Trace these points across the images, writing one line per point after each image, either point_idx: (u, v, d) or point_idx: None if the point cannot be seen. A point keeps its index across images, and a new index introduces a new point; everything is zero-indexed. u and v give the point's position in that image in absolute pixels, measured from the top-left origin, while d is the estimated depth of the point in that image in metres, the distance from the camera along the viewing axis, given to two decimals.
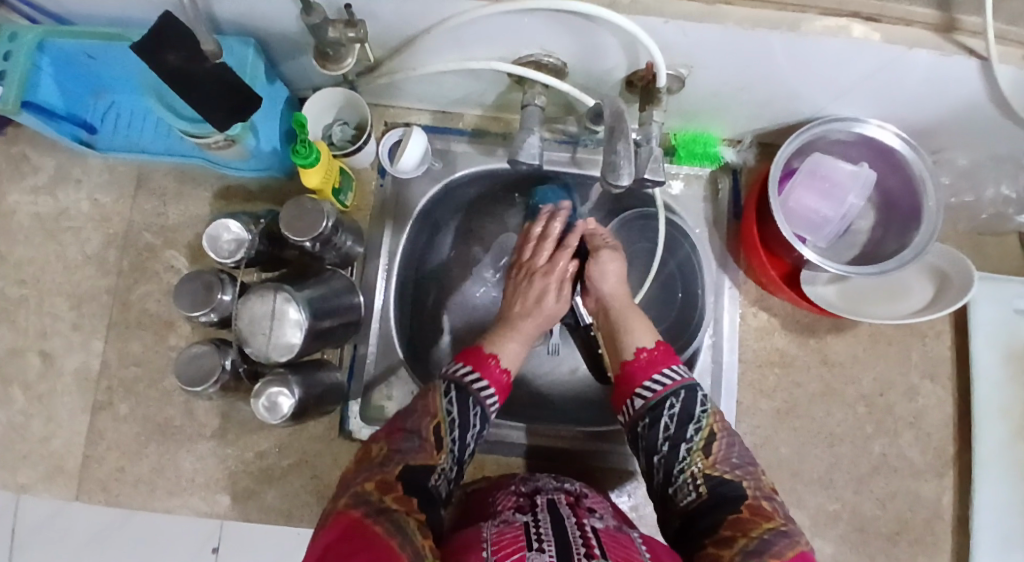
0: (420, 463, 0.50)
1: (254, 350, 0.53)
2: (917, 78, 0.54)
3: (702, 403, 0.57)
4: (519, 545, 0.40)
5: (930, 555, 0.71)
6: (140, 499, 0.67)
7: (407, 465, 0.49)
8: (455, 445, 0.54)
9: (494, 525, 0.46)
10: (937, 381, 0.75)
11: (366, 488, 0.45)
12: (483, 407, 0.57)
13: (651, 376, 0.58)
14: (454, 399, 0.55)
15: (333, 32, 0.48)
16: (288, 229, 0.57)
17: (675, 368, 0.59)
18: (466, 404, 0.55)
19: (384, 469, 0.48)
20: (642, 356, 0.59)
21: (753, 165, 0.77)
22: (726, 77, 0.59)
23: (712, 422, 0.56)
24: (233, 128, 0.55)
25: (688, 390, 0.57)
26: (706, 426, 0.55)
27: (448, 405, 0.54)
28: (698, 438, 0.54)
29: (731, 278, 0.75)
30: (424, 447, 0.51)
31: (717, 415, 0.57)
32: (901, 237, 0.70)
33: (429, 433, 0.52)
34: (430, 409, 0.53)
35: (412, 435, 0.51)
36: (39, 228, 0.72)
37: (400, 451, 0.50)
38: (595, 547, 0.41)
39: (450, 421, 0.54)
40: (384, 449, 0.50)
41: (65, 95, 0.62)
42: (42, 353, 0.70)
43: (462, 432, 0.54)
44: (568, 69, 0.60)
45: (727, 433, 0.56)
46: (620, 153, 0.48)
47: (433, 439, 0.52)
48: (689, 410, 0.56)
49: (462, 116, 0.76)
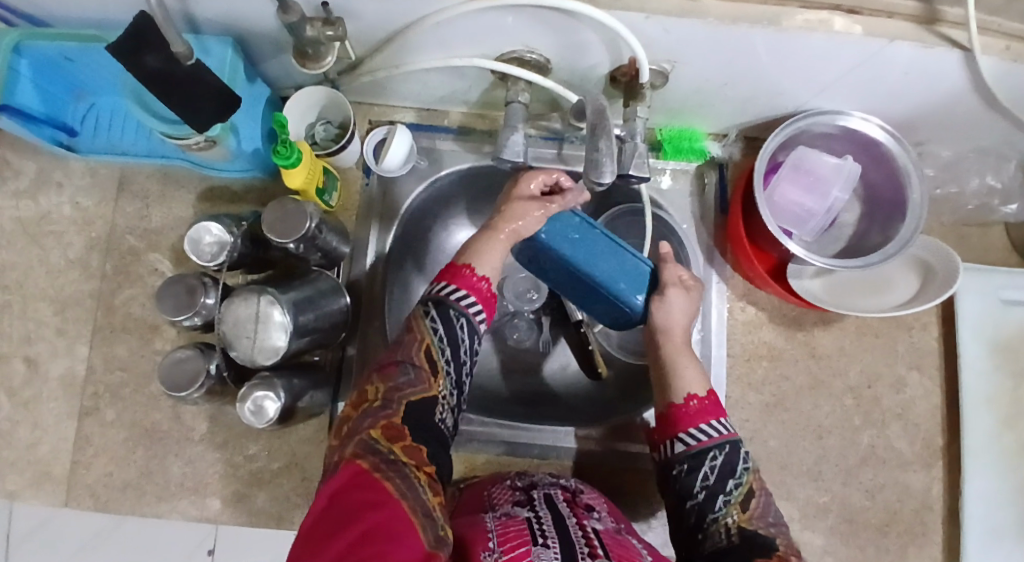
0: (420, 396, 0.49)
1: (239, 353, 0.53)
2: (899, 71, 0.54)
3: (744, 460, 0.54)
4: (524, 540, 0.40)
5: (918, 544, 0.72)
6: (129, 505, 0.66)
7: (408, 401, 0.47)
8: (450, 368, 0.53)
9: (496, 517, 0.46)
10: (924, 372, 0.75)
11: (372, 434, 0.42)
12: (468, 319, 0.55)
13: (694, 426, 0.56)
14: (437, 318, 0.53)
15: (311, 31, 0.48)
16: (271, 231, 0.56)
17: (721, 422, 0.57)
18: (450, 319, 0.54)
19: (387, 411, 0.46)
20: (691, 403, 0.57)
21: (738, 159, 0.77)
22: (710, 72, 0.58)
23: (751, 479, 0.54)
24: (213, 130, 0.54)
25: (732, 445, 0.55)
26: (746, 482, 0.53)
27: (432, 325, 0.53)
28: (736, 493, 0.52)
29: (719, 272, 0.75)
30: (420, 377, 0.50)
31: (757, 474, 0.55)
32: (886, 230, 0.70)
33: (422, 360, 0.51)
34: (416, 335, 0.53)
35: (407, 367, 0.50)
36: (21, 232, 0.71)
37: (398, 387, 0.48)
38: (598, 548, 0.41)
39: (440, 344, 0.52)
40: (382, 390, 0.48)
41: (43, 98, 0.62)
42: (27, 359, 0.69)
43: (454, 352, 0.53)
44: (551, 65, 0.60)
45: (763, 492, 0.54)
46: (603, 149, 0.48)
47: (428, 366, 0.51)
48: (731, 463, 0.54)
49: (447, 114, 0.76)
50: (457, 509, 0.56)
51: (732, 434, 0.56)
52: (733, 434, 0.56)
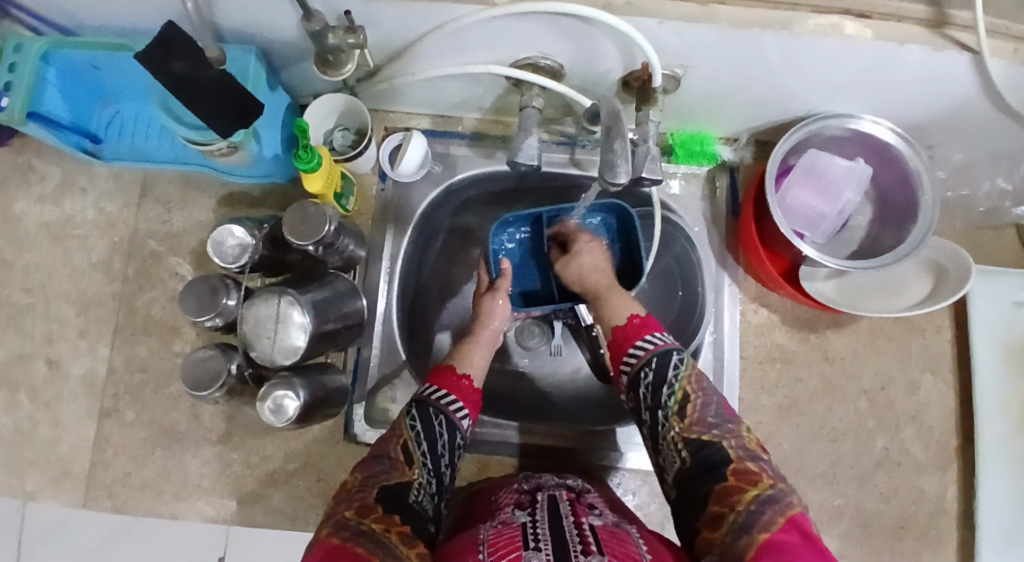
0: (395, 480, 0.47)
1: (259, 353, 0.54)
2: (908, 75, 0.55)
3: (677, 364, 0.54)
4: (515, 546, 0.41)
5: (935, 548, 0.71)
6: (148, 504, 0.67)
7: (383, 485, 0.46)
8: (427, 459, 0.52)
9: (491, 526, 0.46)
10: (938, 375, 0.75)
11: (346, 514, 0.42)
12: (447, 414, 0.56)
13: (637, 341, 0.57)
14: (416, 416, 0.54)
15: (333, 39, 0.49)
16: (292, 234, 0.57)
17: (656, 336, 0.57)
18: (429, 416, 0.54)
19: (361, 493, 0.45)
20: (632, 322, 0.59)
21: (750, 163, 0.77)
22: (722, 76, 0.59)
23: (686, 383, 0.52)
24: (236, 135, 0.56)
25: (663, 355, 0.54)
26: (680, 388, 0.52)
27: (411, 422, 0.53)
28: (673, 403, 0.51)
29: (731, 275, 0.76)
30: (395, 466, 0.49)
31: (693, 373, 0.53)
32: (899, 231, 0.70)
33: (397, 452, 0.51)
34: (395, 433, 0.53)
35: (382, 458, 0.49)
36: (45, 236, 0.73)
37: (372, 474, 0.47)
38: (591, 544, 0.41)
39: (416, 437, 0.52)
40: (357, 478, 0.47)
41: (70, 105, 0.64)
42: (49, 360, 0.70)
43: (432, 446, 0.53)
44: (565, 71, 0.61)
45: (704, 393, 0.52)
46: (618, 151, 0.49)
47: (403, 457, 0.50)
48: (662, 374, 0.53)
49: (461, 120, 0.77)
50: (468, 516, 0.57)
51: (670, 343, 0.56)
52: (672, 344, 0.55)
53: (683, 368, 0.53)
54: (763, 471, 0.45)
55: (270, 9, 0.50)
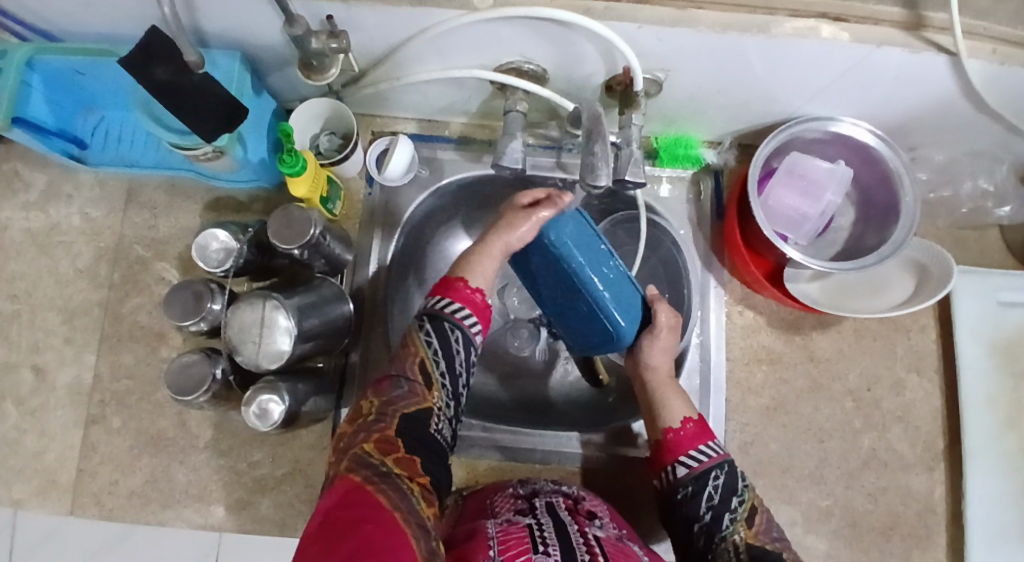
0: (416, 407, 0.50)
1: (244, 357, 0.54)
2: (888, 77, 0.56)
3: (743, 481, 0.59)
4: (524, 547, 0.41)
5: (923, 548, 0.71)
6: (134, 513, 0.67)
7: (404, 414, 0.48)
8: (445, 381, 0.54)
9: (497, 524, 0.47)
10: (923, 375, 0.76)
11: (366, 449, 0.43)
12: (463, 331, 0.57)
13: (692, 449, 0.60)
14: (431, 331, 0.55)
15: (316, 43, 0.49)
16: (276, 238, 0.58)
17: (712, 444, 0.61)
18: (445, 332, 0.55)
19: (381, 425, 0.47)
20: (687, 427, 0.62)
21: (733, 165, 0.78)
22: (703, 81, 0.60)
23: (753, 498, 0.58)
24: (220, 139, 0.56)
25: (729, 466, 0.59)
26: (748, 501, 0.57)
27: (427, 338, 0.54)
28: (741, 510, 0.56)
29: (717, 277, 0.76)
30: (414, 391, 0.51)
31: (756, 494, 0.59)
32: (881, 232, 0.71)
33: (415, 373, 0.53)
34: (411, 349, 0.54)
35: (400, 382, 0.52)
36: (31, 243, 0.73)
37: (392, 401, 0.50)
38: (599, 555, 0.42)
39: (434, 357, 0.54)
40: (375, 405, 0.50)
41: (55, 111, 0.64)
42: (34, 368, 0.70)
43: (449, 365, 0.54)
44: (549, 75, 0.61)
45: (764, 512, 0.58)
46: (598, 154, 0.50)
47: (421, 379, 0.52)
48: (732, 483, 0.58)
49: (448, 125, 0.77)
50: (461, 518, 0.57)
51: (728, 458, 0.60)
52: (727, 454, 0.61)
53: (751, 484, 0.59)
54: None
55: (253, 16, 0.51)
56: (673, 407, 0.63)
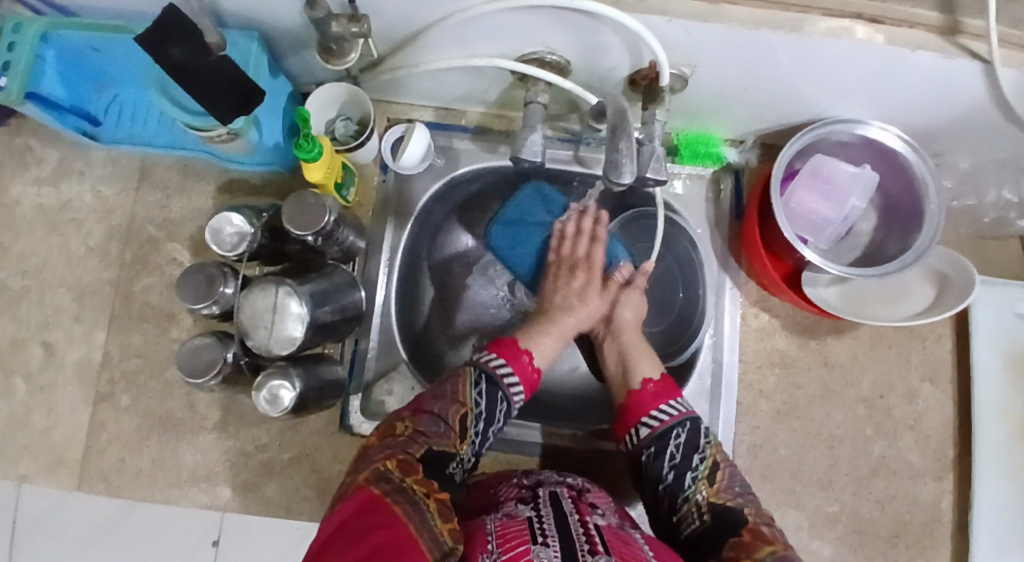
0: (443, 448, 0.49)
1: (256, 342, 0.54)
2: (919, 82, 0.54)
3: (704, 434, 0.58)
4: (523, 539, 0.41)
5: (927, 557, 0.71)
6: (141, 491, 0.67)
7: (430, 448, 0.48)
8: (476, 438, 0.54)
9: (497, 518, 0.47)
10: (937, 384, 0.75)
11: (386, 465, 0.43)
12: (508, 400, 0.57)
13: (656, 408, 0.59)
14: (483, 393, 0.55)
15: (337, 27, 0.48)
16: (291, 223, 0.57)
17: (677, 402, 0.60)
18: (495, 396, 0.56)
19: (409, 449, 0.46)
20: (648, 388, 0.61)
21: (755, 165, 0.77)
22: (729, 78, 0.59)
23: (715, 452, 0.57)
24: (236, 122, 0.55)
25: (692, 421, 0.59)
26: (710, 456, 0.56)
27: (477, 397, 0.54)
28: (703, 467, 0.56)
29: (732, 278, 0.75)
30: (448, 433, 0.50)
31: (719, 447, 0.58)
32: (903, 239, 0.70)
33: (454, 421, 0.52)
34: (458, 396, 0.53)
35: (438, 420, 0.51)
36: (43, 220, 0.72)
37: (425, 433, 0.49)
38: (598, 544, 0.42)
39: (476, 413, 0.54)
40: (409, 429, 0.49)
41: (68, 87, 0.63)
42: (44, 344, 0.70)
43: (486, 425, 0.55)
44: (571, 67, 0.60)
45: (728, 463, 0.58)
46: (623, 151, 0.49)
47: (458, 428, 0.52)
48: (694, 440, 0.57)
49: (465, 113, 0.76)
50: (465, 506, 0.58)
51: (690, 411, 0.60)
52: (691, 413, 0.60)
53: (713, 437, 0.58)
54: (775, 537, 0.50)
55: None
56: (644, 367, 0.63)
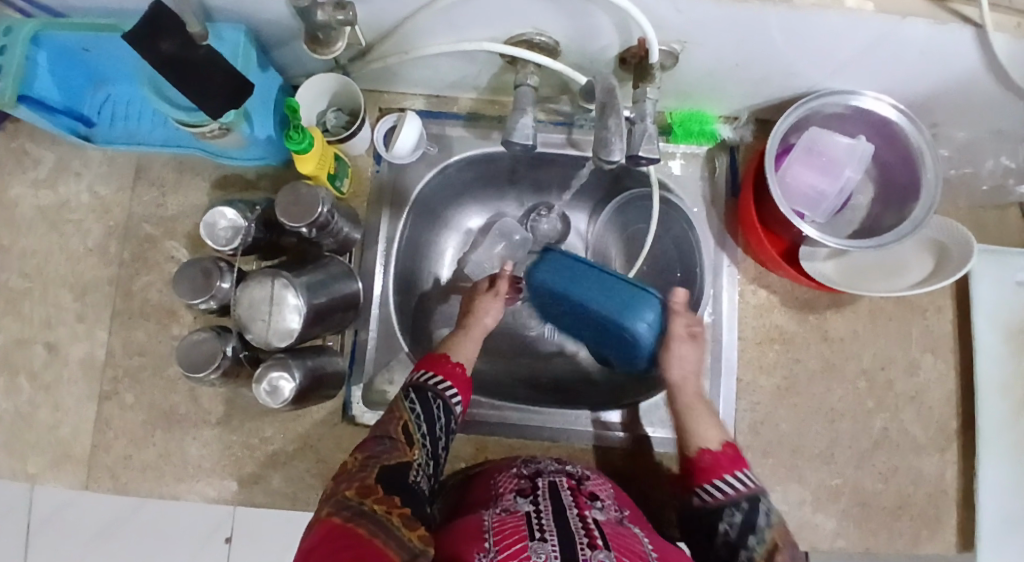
0: (396, 460, 0.49)
1: (254, 335, 0.54)
2: (913, 51, 0.54)
3: (766, 515, 0.53)
4: (521, 535, 0.42)
5: (932, 529, 0.71)
6: (149, 486, 0.68)
7: (384, 465, 0.48)
8: (426, 441, 0.53)
9: (496, 513, 0.47)
10: (938, 356, 0.75)
11: (346, 494, 0.43)
12: (445, 401, 0.58)
13: (714, 481, 0.55)
14: (415, 399, 0.56)
15: (322, 15, 0.48)
16: (285, 215, 0.57)
17: (744, 475, 0.56)
18: (428, 400, 0.56)
19: (363, 474, 0.46)
20: (707, 457, 0.58)
21: (750, 141, 0.76)
22: (721, 53, 0.58)
23: (776, 534, 0.52)
24: (226, 116, 0.55)
25: (752, 500, 0.53)
26: (770, 540, 0.51)
27: (410, 404, 0.55)
28: (760, 548, 0.51)
29: (730, 256, 0.75)
30: (397, 447, 0.51)
31: (782, 529, 0.53)
32: (901, 210, 0.69)
33: (398, 433, 0.52)
34: (395, 414, 0.54)
35: (383, 439, 0.51)
36: (40, 220, 0.72)
37: (374, 454, 0.49)
38: (597, 538, 0.42)
39: (416, 418, 0.54)
40: (359, 458, 0.49)
41: (61, 88, 0.63)
42: (47, 344, 0.71)
43: (431, 427, 0.55)
44: (561, 48, 0.60)
45: (790, 546, 0.52)
46: (611, 129, 0.49)
47: (404, 437, 0.52)
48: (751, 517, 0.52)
49: (457, 100, 0.76)
50: (467, 500, 0.58)
51: (753, 490, 0.54)
52: (756, 488, 0.54)
53: (776, 518, 0.53)
54: None
55: None
56: (710, 431, 0.60)
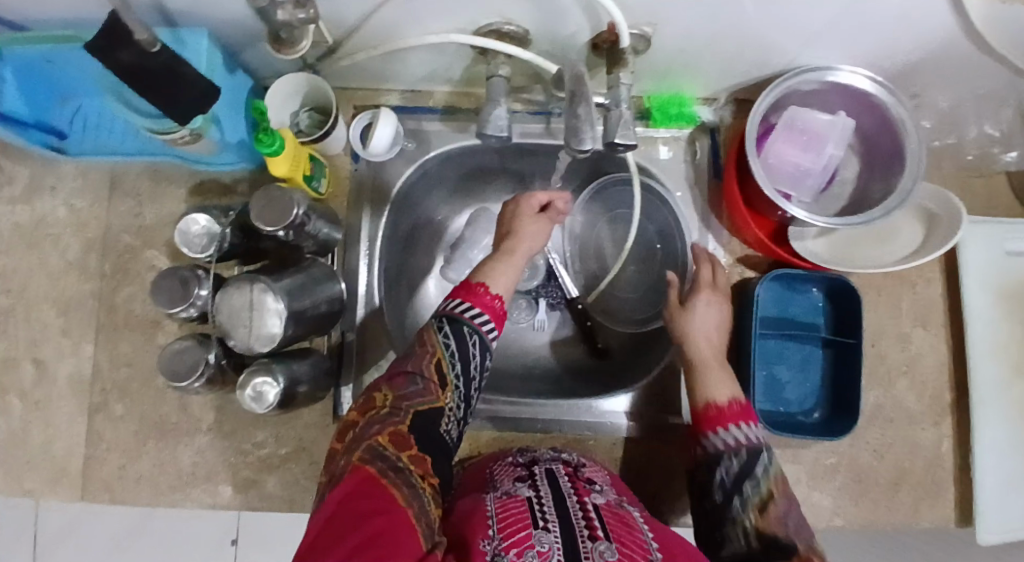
0: (428, 406, 0.49)
1: (236, 341, 0.54)
2: (886, 20, 0.53)
3: (764, 469, 0.56)
4: (524, 523, 0.42)
5: (930, 500, 0.71)
6: (145, 497, 0.68)
7: (416, 411, 0.48)
8: (459, 382, 0.53)
9: (497, 497, 0.48)
10: (929, 327, 0.74)
11: (379, 441, 0.43)
12: (480, 337, 0.56)
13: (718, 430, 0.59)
14: (449, 333, 0.54)
15: (283, 14, 0.47)
16: (260, 220, 0.56)
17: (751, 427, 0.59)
18: (463, 335, 0.54)
19: (395, 419, 0.47)
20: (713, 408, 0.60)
21: (730, 122, 0.75)
22: (694, 33, 0.57)
23: (773, 485, 0.56)
24: (195, 121, 0.54)
25: (752, 452, 0.57)
26: (765, 488, 0.55)
27: (444, 338, 0.54)
28: (756, 497, 0.55)
29: (715, 236, 0.74)
30: (428, 389, 0.51)
31: (778, 480, 0.56)
32: (887, 182, 0.68)
33: (431, 372, 0.51)
34: (428, 348, 0.53)
35: (416, 377, 0.51)
36: (19, 237, 0.72)
37: (406, 396, 0.49)
38: (598, 528, 0.43)
39: (450, 356, 0.53)
40: (390, 398, 0.49)
41: (29, 101, 0.62)
42: (35, 361, 0.70)
43: (464, 366, 0.54)
44: (532, 35, 0.59)
45: (788, 498, 0.56)
46: (581, 116, 0.48)
47: (437, 378, 0.51)
48: (748, 468, 0.57)
49: (433, 94, 0.75)
50: (461, 488, 0.58)
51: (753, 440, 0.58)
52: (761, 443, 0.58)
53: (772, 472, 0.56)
54: None
55: None
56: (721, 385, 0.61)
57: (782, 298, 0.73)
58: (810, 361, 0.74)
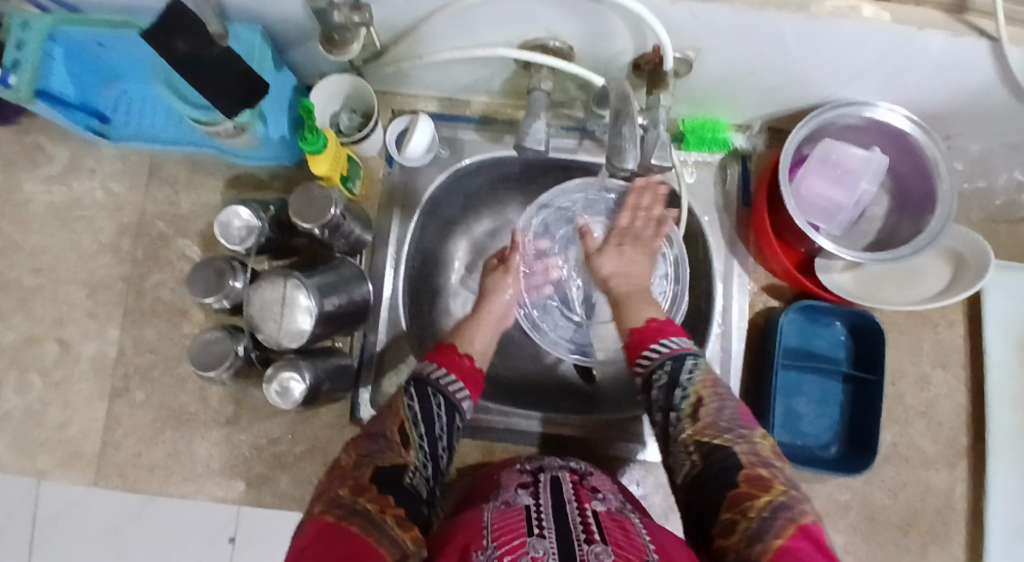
0: (391, 462, 0.48)
1: (266, 335, 0.54)
2: (927, 63, 0.54)
3: (691, 370, 0.54)
4: (519, 531, 0.41)
5: (941, 544, 0.70)
6: (156, 485, 0.68)
7: (379, 466, 0.47)
8: (424, 441, 0.52)
9: (496, 507, 0.47)
10: (949, 370, 0.74)
11: (339, 492, 0.44)
12: (445, 396, 0.56)
13: (653, 344, 0.58)
14: (414, 394, 0.54)
15: (338, 16, 0.48)
16: (298, 216, 0.57)
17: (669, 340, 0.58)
18: (428, 397, 0.55)
19: (357, 473, 0.46)
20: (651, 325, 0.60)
21: (763, 150, 0.76)
22: (735, 61, 0.58)
23: (699, 388, 0.53)
24: (241, 115, 0.56)
25: (676, 359, 0.55)
26: (693, 393, 0.52)
27: (409, 402, 0.54)
28: (685, 405, 0.52)
29: (741, 263, 0.74)
30: (390, 447, 0.50)
31: (709, 379, 0.54)
32: (916, 223, 0.69)
33: (394, 433, 0.51)
34: (394, 412, 0.53)
35: (377, 438, 0.50)
36: (54, 218, 0.73)
37: (368, 454, 0.48)
38: (596, 533, 0.42)
39: (415, 420, 0.52)
40: (352, 457, 0.48)
41: (77, 85, 0.63)
42: (59, 341, 0.71)
43: (429, 427, 0.53)
44: (575, 52, 0.60)
45: (719, 398, 0.53)
46: (626, 135, 0.48)
47: (399, 438, 0.51)
48: (676, 377, 0.54)
49: (469, 103, 0.76)
50: (471, 497, 0.58)
51: (685, 348, 0.57)
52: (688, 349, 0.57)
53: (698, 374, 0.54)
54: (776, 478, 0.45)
55: None
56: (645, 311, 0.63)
57: (805, 330, 0.73)
58: (831, 395, 0.73)
